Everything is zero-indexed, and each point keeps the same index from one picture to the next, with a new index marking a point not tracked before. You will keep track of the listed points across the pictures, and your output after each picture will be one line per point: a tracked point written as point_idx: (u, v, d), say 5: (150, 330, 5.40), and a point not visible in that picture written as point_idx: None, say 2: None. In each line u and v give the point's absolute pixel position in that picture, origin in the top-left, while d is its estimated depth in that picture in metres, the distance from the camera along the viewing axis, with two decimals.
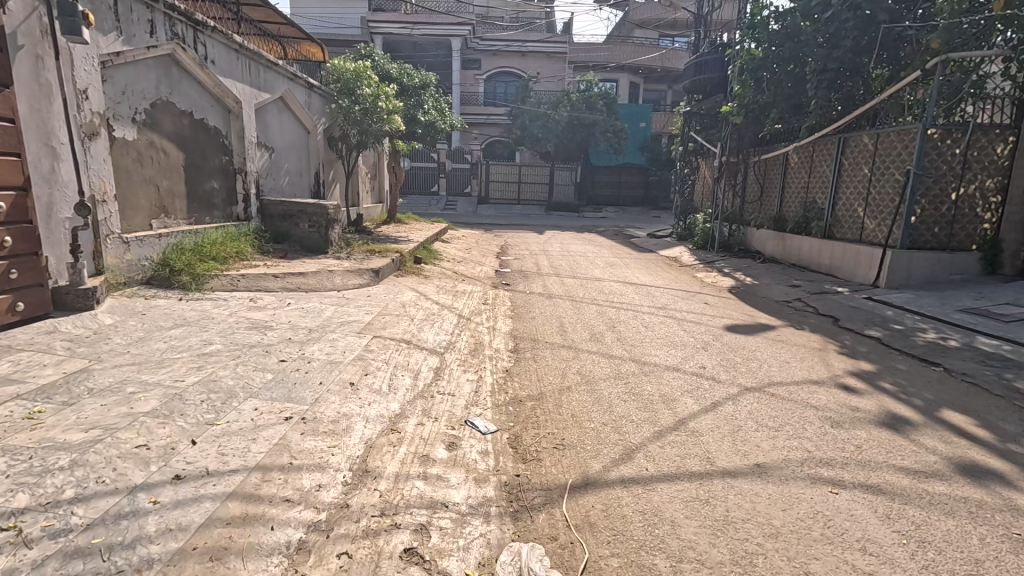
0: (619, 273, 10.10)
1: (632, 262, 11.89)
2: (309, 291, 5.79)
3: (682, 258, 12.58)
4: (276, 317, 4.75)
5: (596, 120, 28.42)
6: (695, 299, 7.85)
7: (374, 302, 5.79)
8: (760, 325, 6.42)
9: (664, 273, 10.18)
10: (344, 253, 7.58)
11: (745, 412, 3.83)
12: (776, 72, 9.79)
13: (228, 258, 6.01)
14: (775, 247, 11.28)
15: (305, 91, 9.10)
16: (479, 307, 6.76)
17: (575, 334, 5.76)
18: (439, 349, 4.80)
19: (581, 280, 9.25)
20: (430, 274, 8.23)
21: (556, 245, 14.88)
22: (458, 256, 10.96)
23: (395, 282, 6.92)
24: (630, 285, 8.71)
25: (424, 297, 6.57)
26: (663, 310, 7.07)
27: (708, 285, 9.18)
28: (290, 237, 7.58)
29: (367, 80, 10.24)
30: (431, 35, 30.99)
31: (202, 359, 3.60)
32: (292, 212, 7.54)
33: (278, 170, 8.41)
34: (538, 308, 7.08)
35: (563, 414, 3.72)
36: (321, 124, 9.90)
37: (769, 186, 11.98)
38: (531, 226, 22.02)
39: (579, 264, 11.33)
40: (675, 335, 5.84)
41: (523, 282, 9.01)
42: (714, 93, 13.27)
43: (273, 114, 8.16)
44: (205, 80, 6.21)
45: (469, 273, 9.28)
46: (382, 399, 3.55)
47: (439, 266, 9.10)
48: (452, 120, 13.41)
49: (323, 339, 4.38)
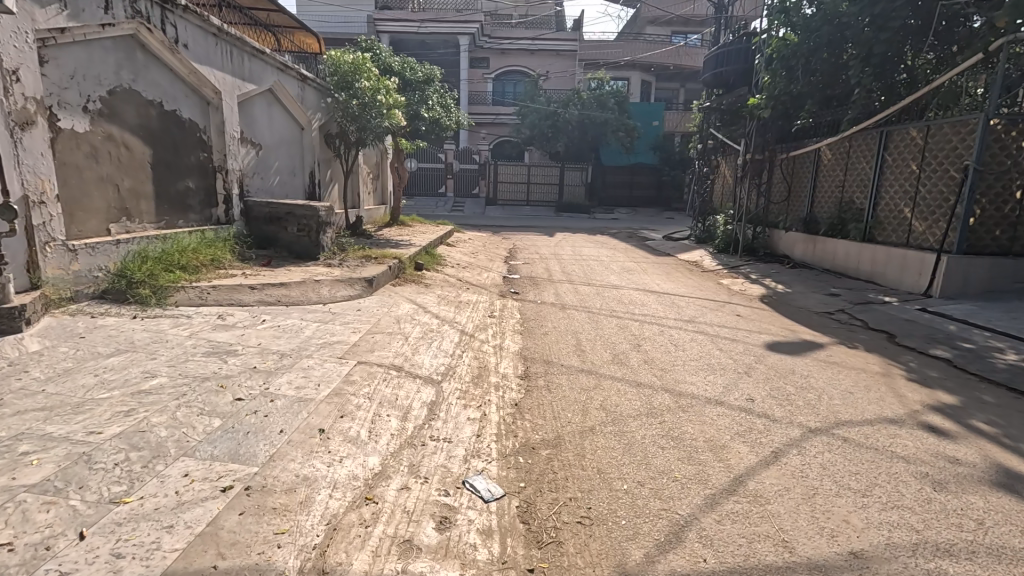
0: (637, 279, 9.30)
1: (650, 266, 11.09)
2: (290, 305, 5.09)
3: (704, 263, 11.74)
4: (244, 340, 4.04)
5: (607, 119, 27.57)
6: (726, 311, 7.04)
7: (364, 318, 5.06)
8: (806, 343, 5.61)
9: (687, 281, 9.37)
10: (336, 260, 6.87)
11: (817, 466, 3.04)
12: (810, 61, 8.95)
13: (201, 267, 5.31)
14: (806, 251, 10.42)
15: (297, 84, 8.41)
16: (484, 321, 6.02)
17: (595, 354, 4.99)
18: (436, 376, 4.06)
19: (596, 288, 8.48)
20: (431, 282, 7.50)
21: (567, 248, 14.12)
22: (463, 261, 10.24)
23: (392, 292, 6.21)
24: (651, 294, 7.93)
25: (423, 310, 5.84)
26: (691, 325, 6.28)
27: (737, 294, 8.36)
28: (278, 242, 6.90)
29: (366, 72, 9.56)
30: (438, 33, 30.40)
31: (135, 400, 2.89)
32: (280, 215, 6.85)
33: (266, 169, 7.73)
34: (551, 321, 6.32)
35: (587, 469, 2.96)
36: (316, 119, 9.22)
37: (799, 185, 11.13)
38: (541, 228, 21.30)
39: (593, 269, 10.55)
40: (710, 356, 5.05)
41: (534, 290, 8.25)
42: (737, 86, 12.42)
43: (260, 107, 7.46)
44: (178, 66, 5.54)
45: (474, 280, 8.55)
46: (358, 453, 2.81)
47: (442, 272, 8.37)
48: (458, 117, 12.72)
49: (296, 368, 3.66)
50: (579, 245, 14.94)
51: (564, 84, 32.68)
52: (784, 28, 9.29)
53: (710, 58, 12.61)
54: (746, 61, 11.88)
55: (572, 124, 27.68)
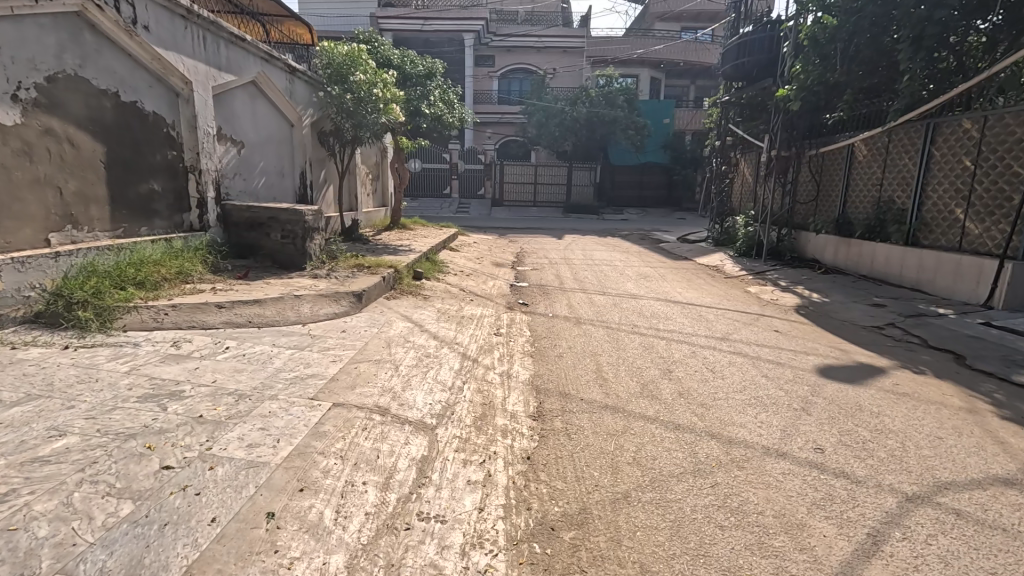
0: (658, 288, 8.51)
1: (669, 272, 10.30)
2: (264, 327, 4.37)
3: (726, 268, 10.94)
4: (196, 375, 3.31)
5: (616, 116, 26.70)
6: (762, 326, 6.25)
7: (349, 342, 4.34)
8: (864, 367, 4.81)
9: (712, 289, 8.58)
10: (324, 270, 6.16)
11: (935, 559, 2.25)
12: (848, 46, 8.13)
13: (164, 281, 4.62)
14: (839, 256, 9.60)
15: (285, 77, 7.68)
16: (490, 341, 5.28)
17: (620, 387, 4.22)
18: (429, 421, 3.32)
19: (613, 298, 7.70)
20: (431, 293, 6.76)
21: (578, 252, 13.35)
22: (467, 267, 9.50)
23: (385, 308, 5.48)
24: (675, 306, 7.16)
25: (419, 329, 5.10)
26: (726, 344, 5.50)
27: (769, 304, 7.56)
28: (259, 250, 6.21)
29: (362, 65, 8.85)
30: (442, 30, 29.87)
31: (21, 476, 2.17)
32: (261, 220, 6.16)
33: (250, 169, 7.03)
34: (566, 340, 5.56)
35: (628, 566, 2.20)
36: (308, 116, 8.51)
37: (829, 183, 10.30)
38: (548, 230, 20.55)
39: (607, 276, 9.78)
40: (757, 386, 4.27)
41: (544, 301, 7.49)
42: (761, 78, 11.59)
43: (241, 101, 6.74)
44: (137, 51, 4.86)
45: (479, 289, 7.81)
46: (315, 550, 2.06)
47: (444, 282, 7.64)
48: (462, 114, 12.02)
49: (254, 415, 2.92)
50: (590, 248, 14.16)
51: (571, 82, 31.87)
52: (819, 12, 8.47)
53: (731, 49, 11.77)
54: (771, 51, 11.03)
55: (580, 123, 26.92)
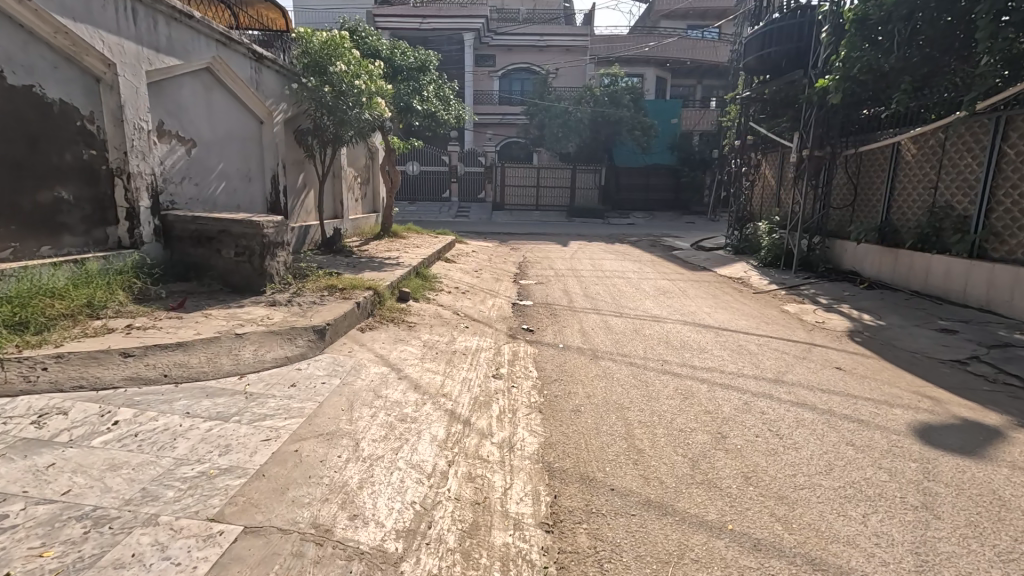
0: (683, 308, 7.41)
1: (691, 287, 9.21)
2: (183, 385, 3.27)
3: (752, 281, 9.85)
4: (43, 481, 2.21)
5: (622, 116, 25.62)
6: (819, 361, 5.15)
7: (297, 404, 3.23)
8: (975, 428, 3.69)
9: (745, 309, 7.48)
10: (288, 296, 5.08)
11: None
12: (905, 28, 7.04)
13: (61, 319, 3.55)
14: (886, 268, 8.47)
15: (251, 64, 6.62)
16: (488, 389, 4.18)
17: (663, 468, 3.11)
18: (392, 548, 2.21)
19: (633, 322, 6.60)
20: (419, 320, 5.69)
21: (587, 262, 12.26)
22: (464, 283, 8.42)
23: (357, 347, 4.38)
24: (708, 334, 6.05)
25: (397, 375, 4.01)
26: (784, 389, 4.39)
27: (816, 329, 6.46)
28: (208, 270, 5.15)
29: (344, 54, 7.75)
30: (442, 28, 28.94)
31: None
32: (210, 234, 5.10)
33: (204, 172, 5.96)
34: (583, 384, 4.45)
35: None
36: (281, 111, 7.43)
37: (871, 186, 9.18)
38: (552, 236, 19.47)
39: (622, 291, 8.69)
40: (848, 465, 3.15)
41: (553, 326, 6.40)
42: (790, 69, 10.51)
43: (192, 90, 5.68)
44: (30, 21, 3.84)
45: (477, 311, 6.72)
46: None
47: (435, 303, 6.56)
48: (458, 111, 10.95)
49: (102, 567, 1.82)
50: (599, 257, 13.07)
51: (575, 80, 31.28)
52: None
53: (755, 38, 10.67)
54: (803, 39, 9.96)
55: (584, 123, 25.87)
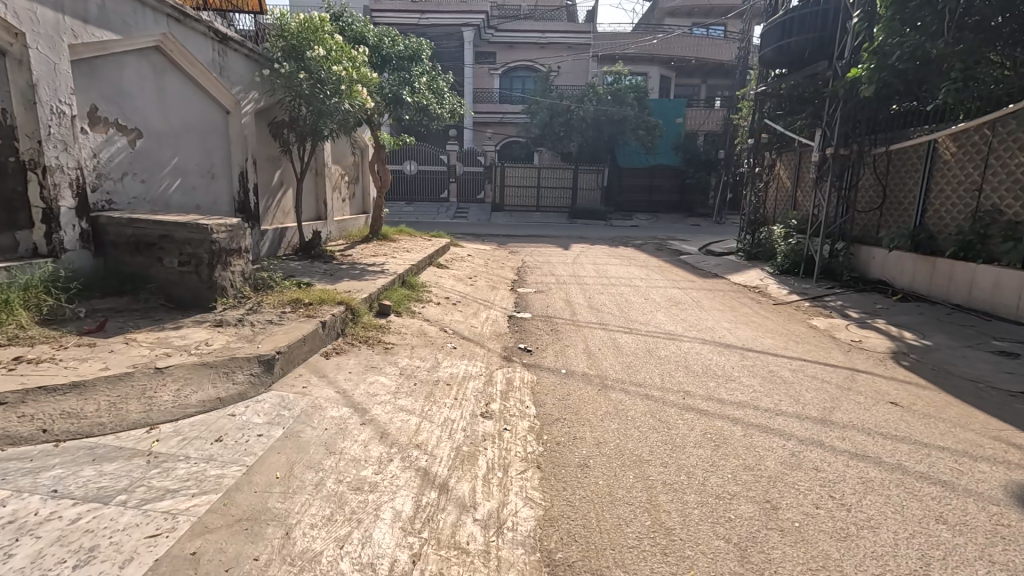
0: (699, 323, 6.62)
1: (704, 297, 8.43)
2: (66, 445, 2.49)
3: (770, 290, 9.07)
4: None
5: (625, 114, 24.88)
6: (868, 393, 4.36)
7: (215, 471, 2.43)
8: None
9: (769, 325, 6.69)
10: (242, 314, 4.30)
11: None
12: (951, 10, 6.26)
13: None
14: (923, 278, 7.68)
15: (213, 46, 5.86)
16: (475, 434, 3.39)
17: (703, 562, 2.31)
18: None
19: (646, 341, 5.82)
20: (400, 340, 4.90)
21: (590, 267, 11.47)
22: (456, 292, 7.64)
23: (316, 380, 3.60)
24: (732, 356, 5.26)
25: (361, 419, 3.22)
26: (837, 434, 3.60)
27: (854, 349, 5.67)
28: (147, 282, 4.37)
29: (323, 38, 6.97)
30: (440, 24, 28.17)
31: None
32: (150, 240, 4.33)
33: (154, 167, 5.18)
34: (591, 425, 3.67)
35: None
36: (251, 101, 6.66)
37: (903, 188, 8.41)
38: (553, 238, 18.67)
39: (629, 302, 7.90)
40: (948, 557, 2.36)
41: (554, 345, 5.62)
42: (812, 61, 9.73)
43: (137, 72, 4.92)
44: None
45: (467, 326, 5.95)
46: None
47: (420, 318, 5.77)
48: (453, 105, 10.13)
49: None
50: (603, 262, 12.29)
51: (578, 79, 30.65)
52: None
53: (774, 27, 10.00)
54: (825, 29, 9.19)
55: (586, 122, 25.09)
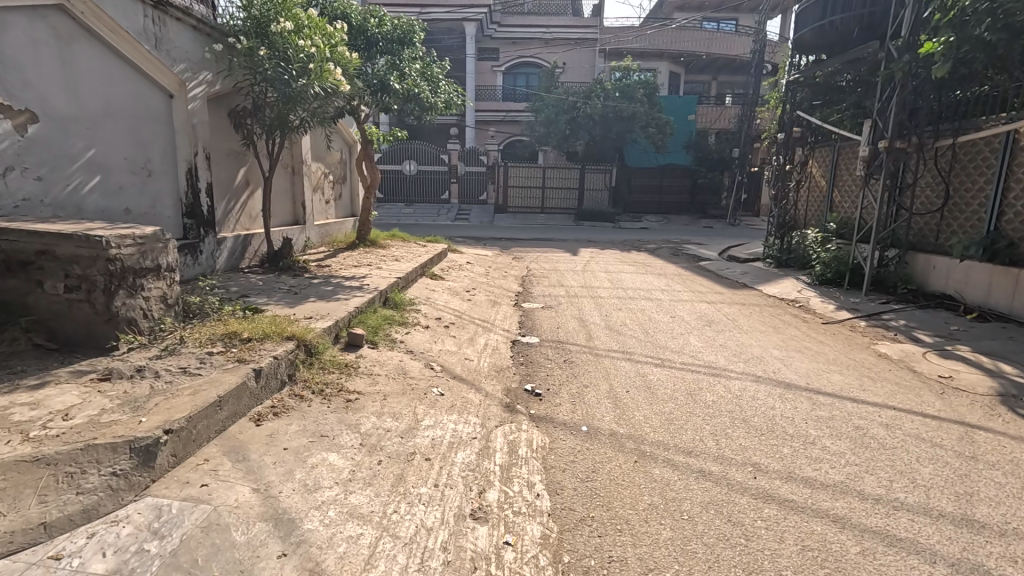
0: (745, 352, 5.44)
1: (740, 314, 7.25)
2: None
3: (814, 305, 7.88)
4: None
5: (635, 111, 23.68)
6: (1005, 466, 3.18)
7: None
8: None
9: (829, 353, 5.50)
10: (150, 358, 3.17)
11: None
12: None
13: None
14: (1003, 293, 6.50)
15: (144, 10, 4.81)
16: (460, 560, 2.24)
17: None
18: None
19: (684, 379, 4.64)
20: (370, 385, 3.75)
21: (603, 276, 10.31)
22: (449, 310, 6.48)
23: (228, 467, 2.45)
24: (801, 403, 4.08)
25: (282, 546, 2.07)
26: (996, 549, 2.43)
27: (948, 389, 4.49)
28: (24, 313, 3.26)
29: (290, 9, 5.85)
30: (440, 20, 27.09)
31: None
32: (26, 257, 3.20)
33: (54, 158, 4.13)
34: (632, 534, 2.51)
35: None
36: (202, 81, 5.55)
37: (971, 187, 7.22)
38: (560, 242, 17.52)
39: (653, 321, 6.74)
40: None
41: (569, 385, 4.44)
42: (858, 42, 8.53)
43: (26, 35, 3.92)
44: None
45: (461, 359, 4.78)
46: None
47: (401, 350, 4.62)
48: (448, 95, 9.01)
49: None
50: (617, 269, 11.11)
51: (584, 75, 29.50)
52: None
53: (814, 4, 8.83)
54: (876, 4, 8.00)
55: (593, 119, 23.95)
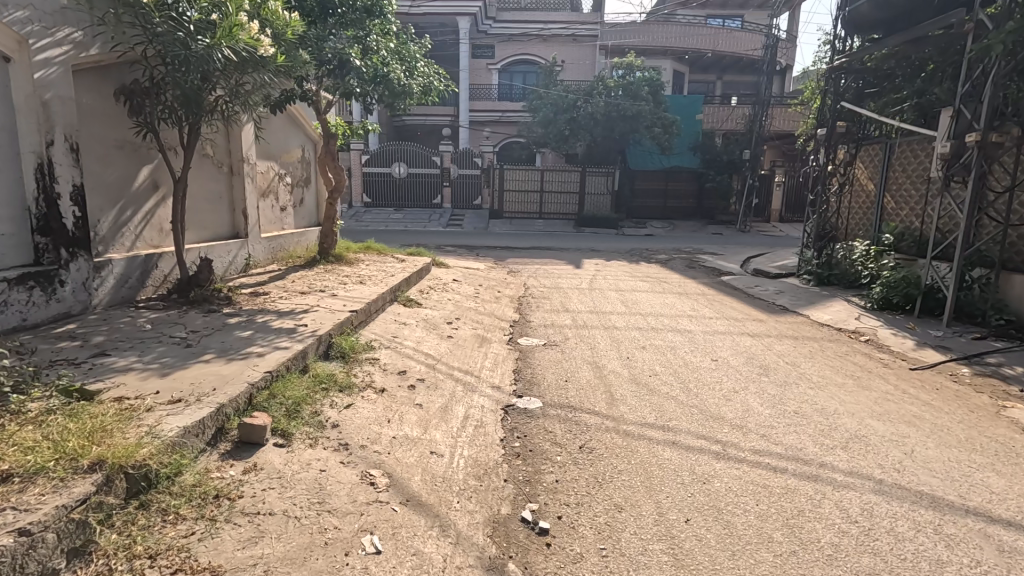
0: (836, 427, 3.81)
1: (799, 356, 5.62)
2: None
3: (885, 340, 6.26)
4: None
5: (640, 110, 22.11)
6: None
7: None
8: None
9: (953, 428, 3.89)
10: None
11: None
12: None
13: None
14: None
15: None
16: None
17: None
18: None
19: (768, 488, 3.01)
20: (245, 547, 2.10)
21: (615, 297, 8.66)
22: (421, 357, 4.82)
23: None
24: (982, 553, 2.47)
25: None
26: None
27: None
28: None
29: None
30: (433, 14, 25.53)
31: None
32: None
33: None
34: None
35: None
36: (61, 40, 3.93)
37: None
38: (560, 251, 15.89)
39: (692, 369, 5.10)
40: None
41: (592, 506, 2.80)
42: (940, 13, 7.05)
43: None
44: None
45: (424, 453, 3.15)
46: None
47: (329, 448, 2.96)
48: (428, 79, 7.42)
49: None
50: (630, 287, 9.48)
51: (584, 74, 27.97)
52: None
53: None
54: None
55: (594, 118, 22.41)
